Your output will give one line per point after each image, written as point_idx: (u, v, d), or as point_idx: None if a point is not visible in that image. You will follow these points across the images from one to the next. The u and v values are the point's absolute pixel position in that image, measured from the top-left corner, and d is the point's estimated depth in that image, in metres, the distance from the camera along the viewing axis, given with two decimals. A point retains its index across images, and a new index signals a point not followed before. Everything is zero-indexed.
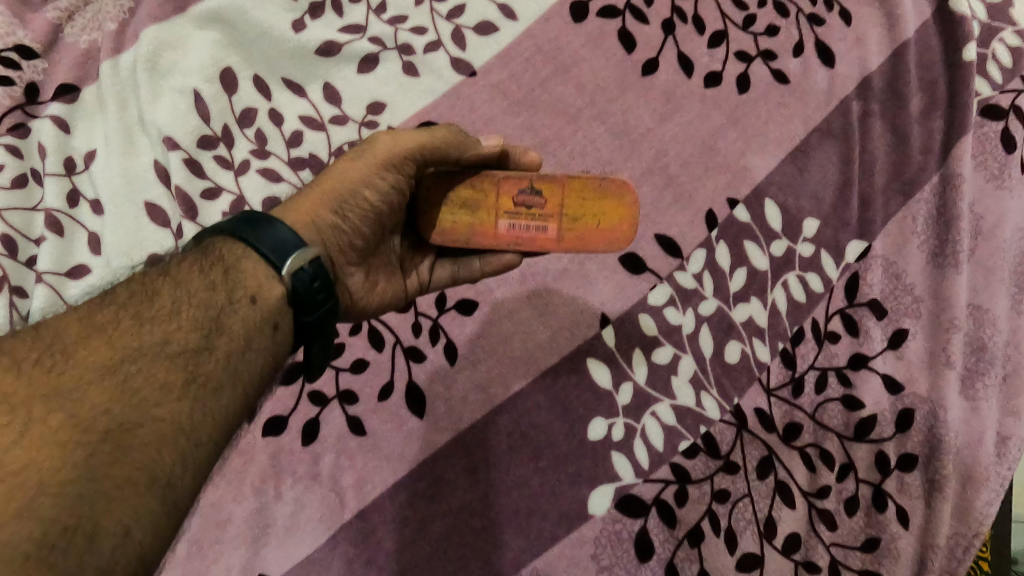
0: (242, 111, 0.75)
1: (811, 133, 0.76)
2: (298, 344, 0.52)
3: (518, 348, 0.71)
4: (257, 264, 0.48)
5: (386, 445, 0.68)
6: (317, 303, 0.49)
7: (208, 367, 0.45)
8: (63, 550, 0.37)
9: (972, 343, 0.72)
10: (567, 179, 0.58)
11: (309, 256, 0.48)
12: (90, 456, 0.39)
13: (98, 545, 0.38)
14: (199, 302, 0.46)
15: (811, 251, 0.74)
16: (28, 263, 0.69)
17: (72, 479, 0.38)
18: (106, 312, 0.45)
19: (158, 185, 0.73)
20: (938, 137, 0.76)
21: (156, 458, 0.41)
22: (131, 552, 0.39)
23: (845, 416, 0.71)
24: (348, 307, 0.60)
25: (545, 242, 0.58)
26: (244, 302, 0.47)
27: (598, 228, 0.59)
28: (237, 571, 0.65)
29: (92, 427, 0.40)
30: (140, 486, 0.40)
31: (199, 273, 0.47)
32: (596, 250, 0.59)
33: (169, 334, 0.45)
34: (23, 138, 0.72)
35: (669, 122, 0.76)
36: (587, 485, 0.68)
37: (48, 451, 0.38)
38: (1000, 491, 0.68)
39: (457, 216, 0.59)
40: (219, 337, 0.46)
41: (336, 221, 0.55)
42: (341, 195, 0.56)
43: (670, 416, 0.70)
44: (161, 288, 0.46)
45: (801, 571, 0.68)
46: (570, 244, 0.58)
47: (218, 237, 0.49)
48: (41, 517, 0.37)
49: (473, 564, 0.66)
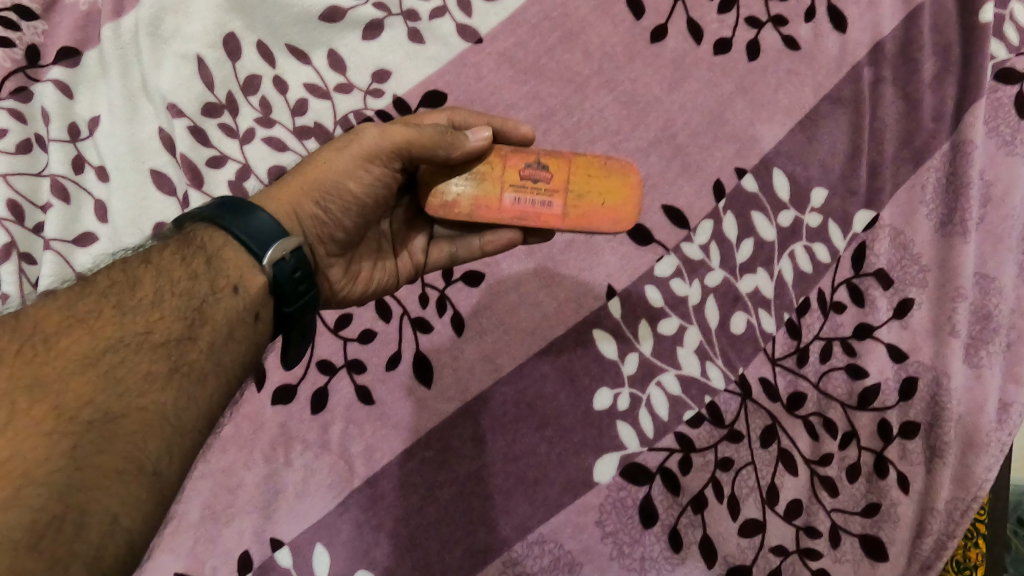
0: (246, 78, 0.74)
1: (821, 102, 0.75)
2: (277, 335, 0.52)
3: (524, 319, 0.72)
4: (239, 253, 0.47)
5: (395, 414, 0.69)
6: (299, 293, 0.49)
7: (193, 356, 0.44)
8: (52, 539, 0.35)
9: (977, 312, 0.72)
10: (574, 156, 0.59)
11: (290, 246, 0.47)
12: (74, 445, 0.38)
13: (87, 533, 0.36)
14: (182, 291, 0.46)
15: (819, 221, 0.74)
16: (35, 230, 0.70)
17: (56, 468, 0.37)
18: (85, 304, 0.43)
19: (164, 153, 0.73)
20: (950, 103, 0.75)
21: (142, 446, 0.39)
22: (120, 542, 0.37)
23: (849, 385, 0.71)
24: (329, 297, 0.61)
25: (548, 218, 0.58)
26: (226, 291, 0.46)
27: (603, 207, 0.58)
28: (249, 535, 0.66)
29: (75, 417, 0.39)
30: (127, 475, 0.38)
31: (181, 263, 0.47)
32: (596, 231, 0.58)
33: (151, 325, 0.44)
34: (26, 102, 0.71)
35: (678, 90, 0.75)
36: (592, 452, 0.69)
37: (32, 441, 0.37)
38: (1000, 456, 0.69)
39: (459, 190, 0.58)
40: (202, 326, 0.45)
41: (317, 212, 0.55)
42: (325, 186, 0.55)
43: (675, 385, 0.71)
44: (141, 279, 0.46)
45: (802, 536, 0.69)
46: (575, 221, 0.58)
47: (199, 224, 0.49)
48: (28, 505, 0.35)
49: (479, 530, 0.67)
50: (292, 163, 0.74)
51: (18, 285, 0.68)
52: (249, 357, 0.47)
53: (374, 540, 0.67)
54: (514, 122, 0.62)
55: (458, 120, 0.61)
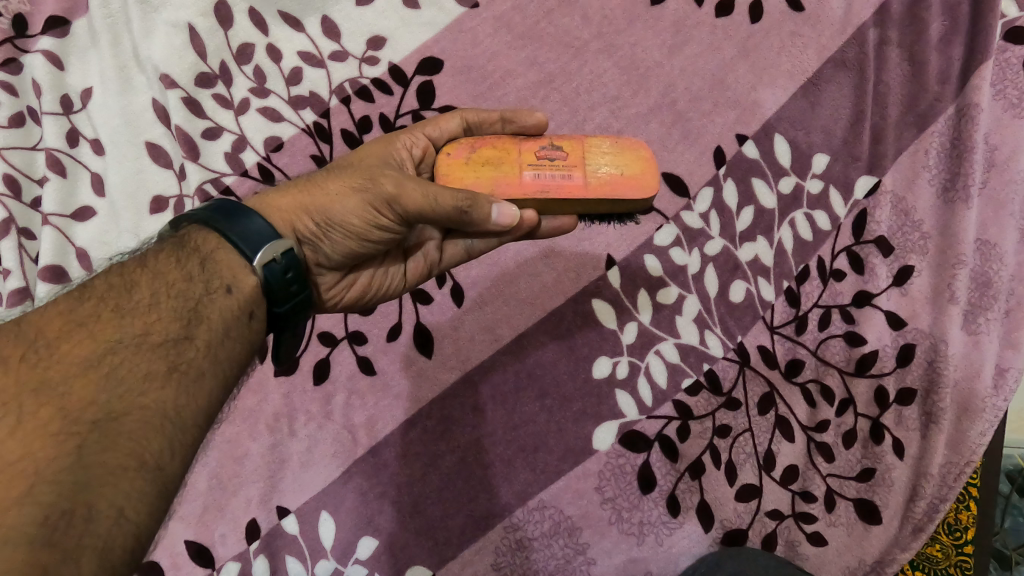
0: (239, 46, 0.73)
1: (825, 65, 0.75)
2: (269, 332, 0.51)
3: (524, 290, 0.72)
4: (231, 255, 0.47)
5: (396, 384, 0.70)
6: (290, 294, 0.48)
7: (191, 354, 0.43)
8: (66, 534, 0.35)
9: (977, 279, 0.71)
10: (584, 137, 0.57)
11: (282, 248, 0.47)
12: (81, 444, 0.38)
13: (97, 525, 0.36)
14: (178, 293, 0.45)
15: (820, 187, 0.74)
16: (33, 204, 0.70)
17: (66, 465, 0.37)
18: (85, 308, 0.44)
19: (159, 125, 0.72)
20: (957, 64, 0.73)
21: (146, 443, 0.39)
22: (128, 534, 0.37)
23: (847, 352, 0.72)
24: (319, 303, 0.59)
25: (570, 189, 0.54)
26: (219, 292, 0.45)
27: (623, 176, 0.55)
28: (257, 504, 0.68)
29: (81, 417, 0.39)
30: (132, 471, 0.38)
31: (176, 266, 0.46)
32: (621, 203, 0.55)
33: (149, 326, 0.44)
34: (16, 74, 0.70)
35: (678, 55, 0.74)
36: (592, 421, 0.70)
37: (41, 439, 0.37)
38: (994, 421, 0.68)
39: (477, 178, 0.55)
40: (199, 326, 0.45)
41: (317, 232, 0.52)
42: (328, 216, 0.51)
43: (674, 353, 0.71)
44: (139, 283, 0.46)
45: (798, 501, 0.69)
46: (598, 189, 0.54)
47: (193, 227, 0.48)
48: (40, 501, 0.35)
49: (481, 497, 0.68)
50: (288, 134, 0.73)
51: (19, 260, 0.68)
52: (244, 358, 0.47)
53: (378, 507, 0.68)
54: (529, 112, 0.59)
55: (471, 120, 0.60)
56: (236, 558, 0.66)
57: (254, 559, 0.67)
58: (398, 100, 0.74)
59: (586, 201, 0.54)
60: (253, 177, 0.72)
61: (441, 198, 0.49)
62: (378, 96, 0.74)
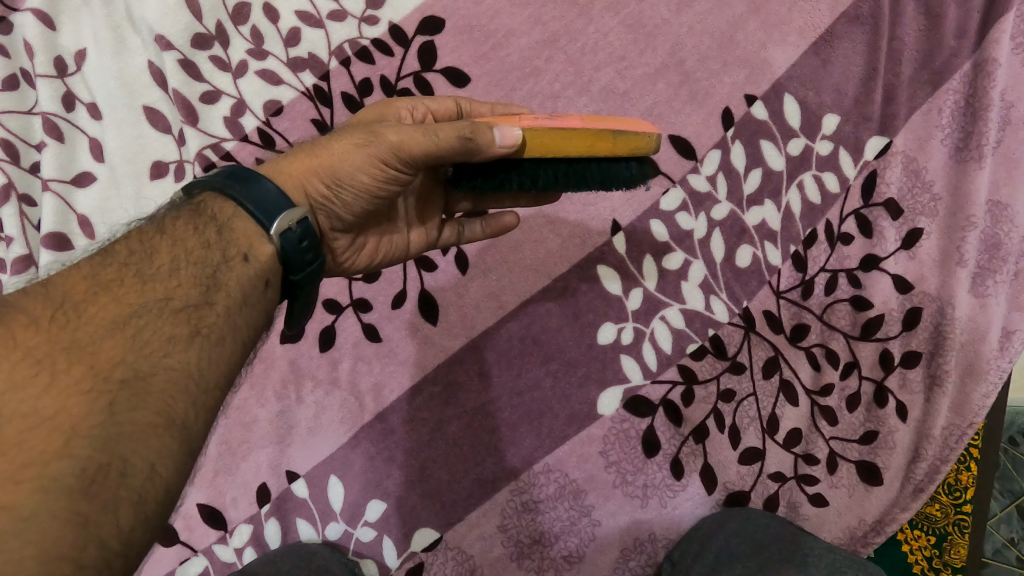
0: (235, 6, 0.71)
1: (838, 21, 0.72)
2: (283, 299, 0.50)
3: (528, 256, 0.71)
4: (248, 224, 0.45)
5: (401, 350, 0.71)
6: (306, 263, 0.47)
7: (212, 319, 0.42)
8: (102, 487, 0.34)
9: (987, 241, 0.70)
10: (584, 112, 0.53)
11: (297, 216, 0.46)
12: (112, 402, 0.36)
13: (131, 480, 0.35)
14: (196, 259, 0.43)
15: (830, 149, 0.72)
16: (32, 170, 0.70)
17: (99, 421, 0.36)
18: (107, 273, 0.42)
19: (156, 88, 0.70)
20: (975, 18, 0.71)
21: (173, 403, 0.38)
22: (160, 489, 0.36)
23: (852, 317, 0.71)
24: (332, 269, 0.59)
25: (565, 123, 0.49)
26: (236, 260, 0.44)
27: (620, 118, 0.50)
28: (266, 468, 0.69)
29: (109, 376, 0.37)
30: (161, 427, 0.37)
31: (193, 233, 0.44)
32: (615, 141, 0.49)
33: (170, 291, 0.42)
34: (8, 35, 0.69)
35: (687, 12, 0.72)
36: (597, 386, 0.70)
37: (74, 398, 0.36)
38: (999, 383, 0.69)
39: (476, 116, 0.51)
40: (218, 293, 0.43)
41: (327, 193, 0.50)
42: (336, 174, 0.50)
43: (679, 319, 0.71)
44: (158, 249, 0.44)
45: (801, 463, 0.70)
46: (596, 125, 0.49)
47: (208, 194, 0.46)
48: (77, 454, 0.34)
49: (487, 461, 0.69)
50: (287, 98, 0.71)
51: (20, 228, 0.69)
52: (260, 325, 0.45)
53: (386, 471, 0.69)
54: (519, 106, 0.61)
55: (465, 105, 0.61)
56: (248, 520, 0.68)
57: (266, 522, 0.68)
58: (399, 62, 0.72)
59: (581, 134, 0.48)
60: (253, 142, 0.71)
61: (443, 133, 0.47)
62: (379, 57, 0.72)
